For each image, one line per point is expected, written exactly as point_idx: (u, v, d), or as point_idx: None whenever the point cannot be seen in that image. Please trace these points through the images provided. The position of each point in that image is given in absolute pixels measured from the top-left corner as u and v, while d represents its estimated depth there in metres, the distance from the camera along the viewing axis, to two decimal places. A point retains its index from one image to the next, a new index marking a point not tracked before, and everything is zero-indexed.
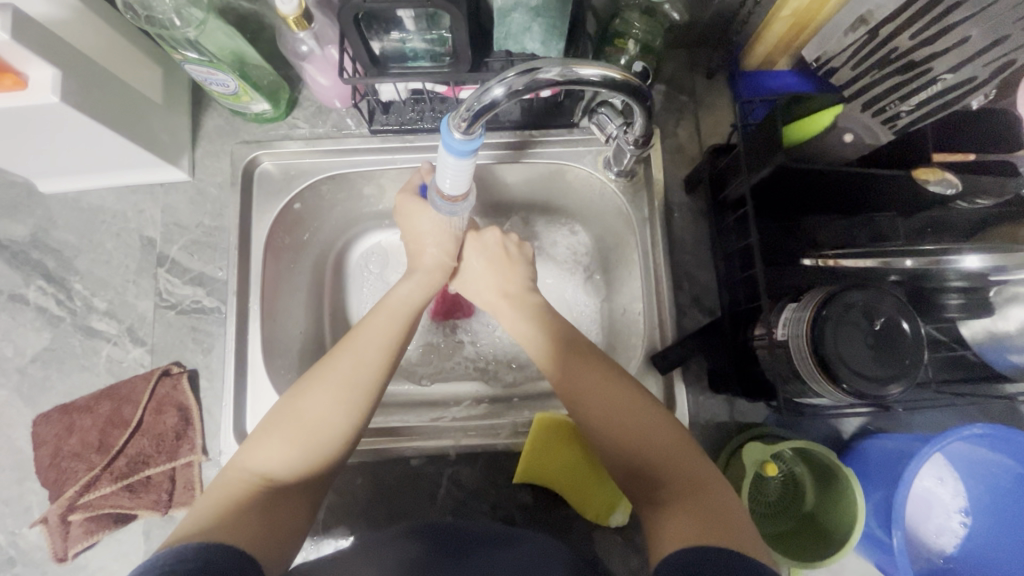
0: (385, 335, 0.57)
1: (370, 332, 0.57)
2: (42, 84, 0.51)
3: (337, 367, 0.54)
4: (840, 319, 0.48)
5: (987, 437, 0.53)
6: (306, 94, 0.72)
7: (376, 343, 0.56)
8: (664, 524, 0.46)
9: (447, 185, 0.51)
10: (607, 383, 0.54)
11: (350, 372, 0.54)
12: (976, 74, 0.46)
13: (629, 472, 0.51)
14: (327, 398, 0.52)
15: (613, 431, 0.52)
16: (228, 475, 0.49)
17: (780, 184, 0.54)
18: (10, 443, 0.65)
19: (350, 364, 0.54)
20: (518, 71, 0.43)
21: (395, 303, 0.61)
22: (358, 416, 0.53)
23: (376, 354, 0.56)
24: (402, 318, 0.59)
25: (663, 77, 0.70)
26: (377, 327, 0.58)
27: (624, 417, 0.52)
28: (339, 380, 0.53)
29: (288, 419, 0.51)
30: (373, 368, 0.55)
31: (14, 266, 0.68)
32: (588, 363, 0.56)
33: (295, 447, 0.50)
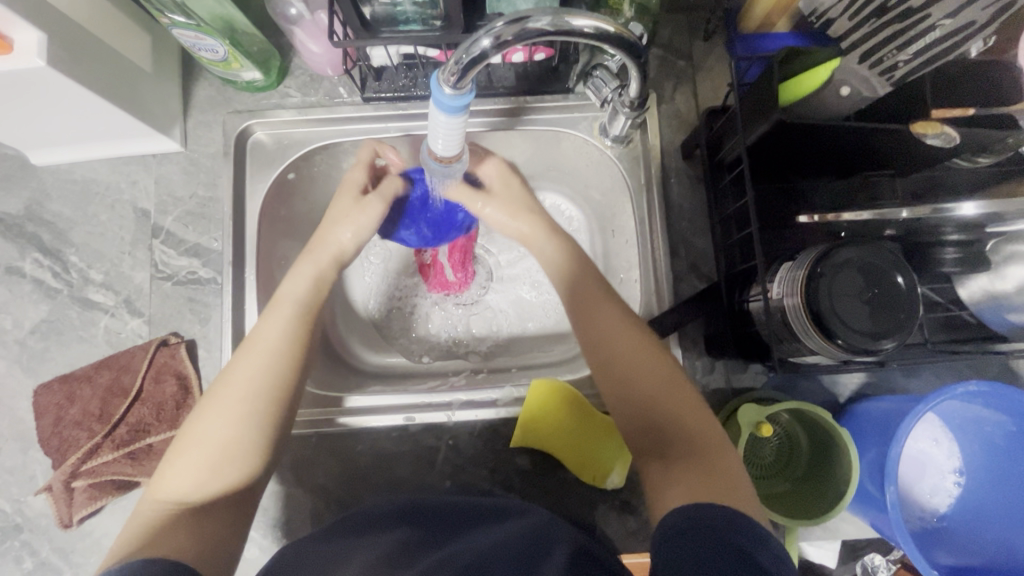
0: (283, 333, 0.56)
1: (263, 335, 0.56)
2: (27, 47, 0.51)
3: (234, 378, 0.53)
4: (834, 277, 0.48)
5: (981, 394, 0.54)
6: (298, 62, 0.71)
7: (271, 344, 0.55)
8: (665, 479, 0.48)
9: (439, 147, 0.50)
10: (624, 333, 0.56)
11: (248, 380, 0.53)
12: (976, 17, 0.47)
13: (637, 423, 0.53)
14: (229, 412, 0.52)
15: (627, 378, 0.54)
16: (145, 507, 0.49)
17: (777, 145, 0.53)
18: (12, 413, 0.65)
19: (250, 373, 0.54)
20: (506, 21, 0.42)
21: (289, 300, 0.59)
22: (267, 421, 0.53)
23: (273, 355, 0.55)
24: (299, 314, 0.58)
25: (659, 40, 0.69)
26: (269, 326, 0.56)
27: (639, 366, 0.54)
28: (237, 392, 0.53)
29: (193, 439, 0.51)
30: (271, 371, 0.54)
31: (9, 239, 0.68)
32: (606, 311, 0.57)
33: (207, 467, 0.50)
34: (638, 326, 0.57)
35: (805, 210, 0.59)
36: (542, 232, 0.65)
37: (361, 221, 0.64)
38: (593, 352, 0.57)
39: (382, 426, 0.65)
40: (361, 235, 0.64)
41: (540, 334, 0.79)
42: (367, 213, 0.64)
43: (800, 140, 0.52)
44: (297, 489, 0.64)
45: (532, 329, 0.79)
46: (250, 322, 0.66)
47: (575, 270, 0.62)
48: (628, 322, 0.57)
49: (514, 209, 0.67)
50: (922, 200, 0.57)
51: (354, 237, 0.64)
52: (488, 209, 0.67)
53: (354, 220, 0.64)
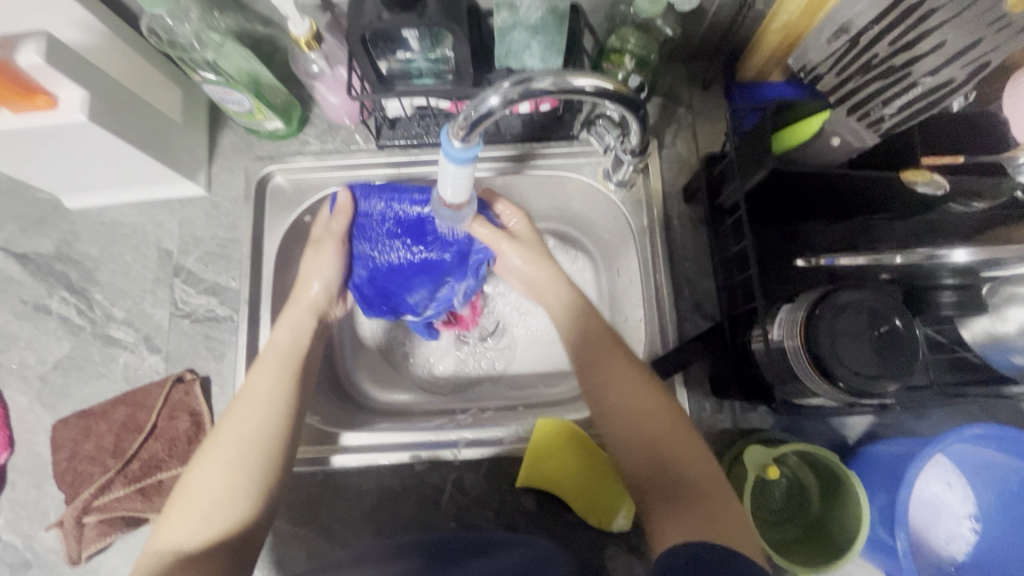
0: (269, 383, 0.59)
1: (251, 386, 0.59)
2: (71, 103, 0.55)
3: (225, 427, 0.56)
4: (834, 319, 0.48)
5: (990, 438, 0.53)
6: (317, 112, 0.75)
7: (259, 393, 0.58)
8: (667, 520, 0.50)
9: (448, 194, 0.53)
10: (624, 376, 0.57)
11: (240, 428, 0.56)
12: (954, 75, 0.48)
13: (644, 468, 0.54)
14: (222, 459, 0.54)
15: (633, 424, 0.55)
16: (148, 558, 0.50)
17: (773, 189, 0.55)
18: (30, 447, 0.67)
19: (239, 420, 0.56)
20: (513, 81, 0.45)
21: (275, 352, 0.62)
22: (257, 467, 0.54)
23: (261, 403, 0.58)
24: (284, 365, 0.61)
25: (659, 90, 0.72)
26: (257, 377, 0.60)
27: (643, 413, 0.55)
28: (230, 441, 0.55)
29: (189, 491, 0.53)
30: (260, 418, 0.57)
31: (38, 278, 0.72)
32: (609, 354, 0.59)
33: (203, 516, 0.51)
34: (638, 369, 0.58)
35: (804, 252, 0.60)
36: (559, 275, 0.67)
37: (326, 267, 0.69)
38: (599, 398, 0.58)
39: (389, 464, 0.65)
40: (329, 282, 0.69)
41: (544, 371, 0.79)
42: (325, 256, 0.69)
43: (795, 184, 0.54)
44: (303, 528, 0.64)
45: (534, 367, 0.80)
46: None
47: (582, 314, 0.63)
48: (627, 365, 0.58)
49: (533, 257, 0.68)
50: (920, 243, 0.58)
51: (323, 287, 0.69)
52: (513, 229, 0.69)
53: (318, 266, 0.69)
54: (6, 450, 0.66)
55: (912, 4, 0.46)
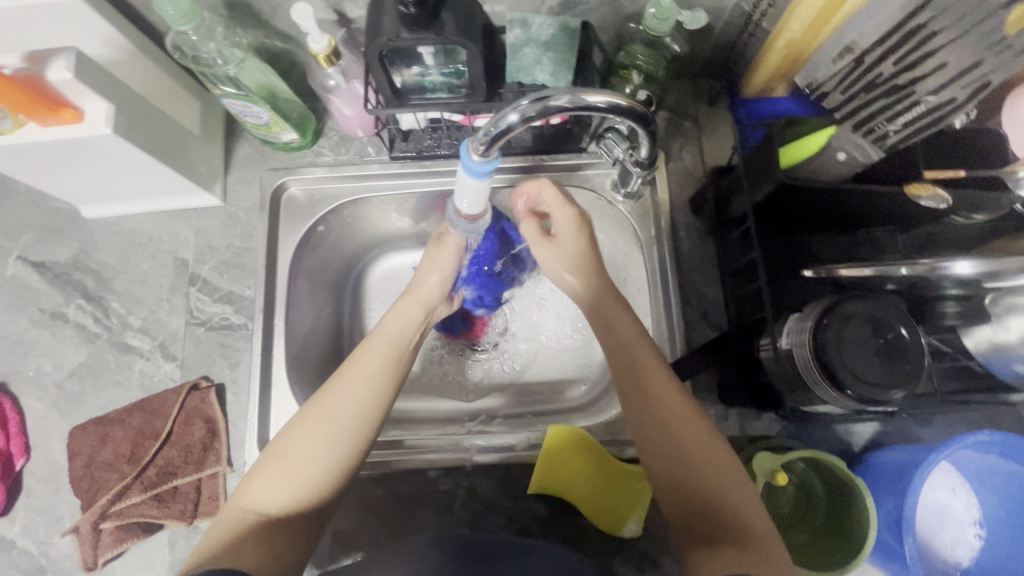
0: (376, 368, 0.59)
1: (359, 366, 0.59)
2: (96, 117, 0.56)
3: (329, 402, 0.56)
4: (841, 328, 0.50)
5: (994, 444, 0.54)
6: (331, 124, 0.77)
7: (365, 375, 0.58)
8: (704, 555, 0.48)
9: (464, 206, 0.55)
10: (671, 402, 0.56)
11: (342, 406, 0.55)
12: (955, 95, 0.50)
13: (680, 497, 0.53)
14: (321, 435, 0.54)
15: (672, 448, 0.54)
16: (230, 513, 0.51)
17: (780, 203, 0.57)
18: (45, 454, 0.68)
19: (346, 403, 0.56)
20: (531, 99, 0.46)
21: (383, 337, 0.62)
22: (351, 448, 0.54)
23: (367, 387, 0.57)
24: (390, 352, 0.61)
25: (667, 104, 0.74)
26: (366, 360, 0.59)
27: (685, 438, 0.54)
28: (333, 416, 0.55)
29: (282, 455, 0.53)
30: (364, 402, 0.56)
31: (56, 286, 0.73)
32: (661, 376, 0.58)
33: (290, 484, 0.52)
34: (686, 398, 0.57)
35: (810, 262, 0.62)
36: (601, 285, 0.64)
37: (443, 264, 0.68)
38: (638, 421, 0.57)
39: (403, 470, 0.66)
40: (447, 277, 0.68)
41: (552, 379, 0.80)
42: (446, 259, 0.68)
43: (800, 199, 0.56)
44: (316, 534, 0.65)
45: (543, 374, 0.81)
46: (279, 367, 0.69)
47: (621, 325, 0.61)
48: (676, 391, 0.57)
49: (570, 264, 0.66)
50: (923, 254, 0.60)
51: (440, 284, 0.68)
52: (568, 275, 0.66)
53: (437, 263, 0.67)
54: (23, 456, 0.67)
55: (917, 26, 0.48)
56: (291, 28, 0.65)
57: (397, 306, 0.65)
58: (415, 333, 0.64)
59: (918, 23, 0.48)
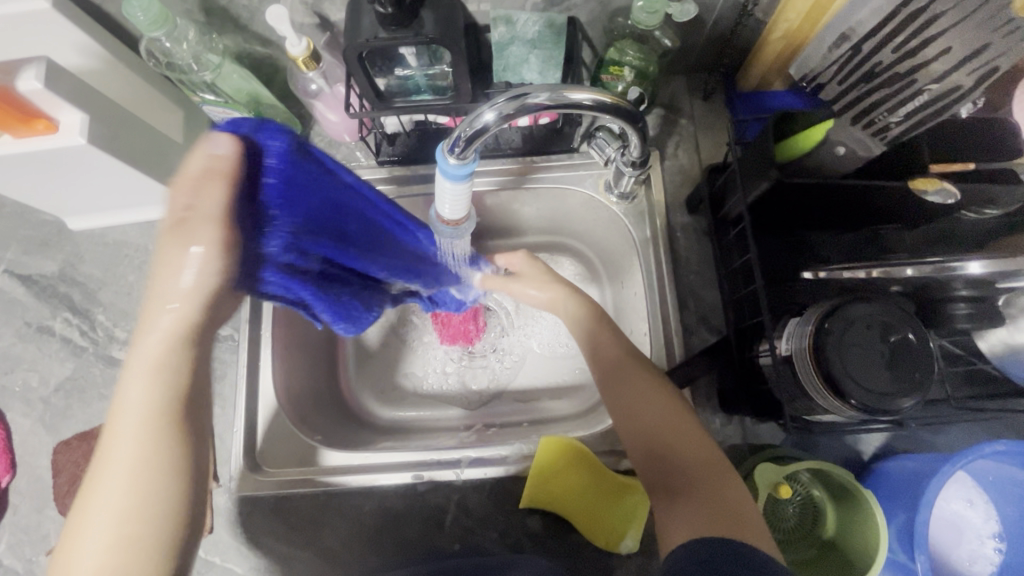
0: (136, 458, 0.39)
1: (113, 459, 0.39)
2: (71, 127, 0.55)
3: (90, 509, 0.39)
4: (843, 334, 0.47)
5: (1013, 454, 0.51)
6: (317, 129, 0.75)
7: (124, 458, 0.39)
8: (673, 518, 0.49)
9: (446, 211, 0.53)
10: (638, 380, 0.57)
11: (110, 525, 0.39)
12: (961, 82, 0.46)
13: (652, 467, 0.54)
14: (96, 553, 0.38)
15: (639, 421, 0.56)
16: None
17: (778, 200, 0.54)
18: (31, 471, 0.67)
19: (107, 508, 0.39)
20: (507, 96, 0.44)
21: (135, 408, 0.40)
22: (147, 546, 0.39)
23: (135, 486, 0.39)
24: (155, 425, 0.40)
25: (661, 101, 0.72)
26: (121, 451, 0.39)
27: (648, 409, 0.56)
28: (98, 544, 0.38)
29: None
30: (146, 506, 0.39)
31: (42, 299, 0.72)
32: (629, 360, 0.59)
33: None
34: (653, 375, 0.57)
35: (812, 262, 0.59)
36: (564, 292, 0.68)
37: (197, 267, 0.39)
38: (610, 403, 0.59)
39: (391, 484, 0.64)
40: (200, 282, 0.40)
41: (549, 386, 0.78)
42: (173, 259, 0.39)
43: (797, 195, 0.52)
44: (303, 551, 0.63)
45: (539, 381, 0.79)
46: (265, 379, 0.67)
47: (588, 322, 0.64)
48: (642, 370, 0.58)
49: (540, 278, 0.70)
50: (933, 251, 0.56)
51: (186, 300, 0.40)
52: (533, 290, 0.69)
53: (183, 265, 0.39)
54: (9, 473, 0.66)
55: (916, 10, 0.45)
56: (271, 33, 0.64)
57: (131, 351, 0.41)
58: (189, 374, 0.41)
59: (917, 8, 0.45)
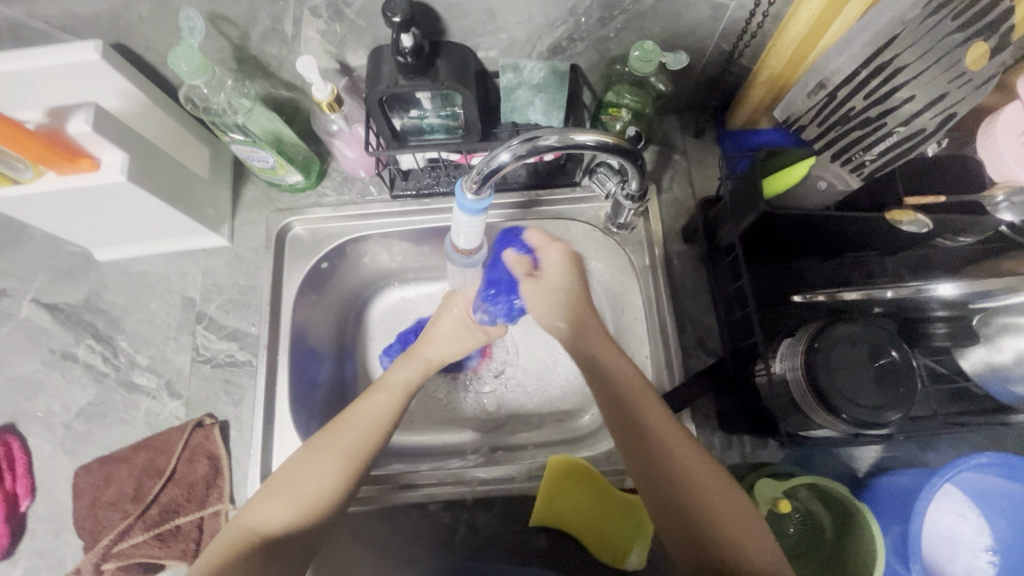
0: (383, 407, 0.62)
1: (365, 408, 0.62)
2: (112, 165, 0.59)
3: (333, 437, 0.58)
4: (831, 351, 0.51)
5: (998, 466, 0.54)
6: (334, 165, 0.80)
7: (374, 414, 0.61)
8: None
9: (461, 241, 0.57)
10: (676, 440, 0.54)
11: (350, 441, 0.58)
12: (925, 125, 0.52)
13: (688, 538, 0.50)
14: (325, 463, 0.56)
15: (679, 479, 0.52)
16: (230, 532, 0.54)
17: (767, 231, 0.59)
18: (49, 495, 0.68)
19: (354, 432, 0.59)
20: (521, 139, 0.49)
21: (396, 380, 0.66)
22: (353, 476, 0.57)
23: (371, 421, 0.60)
24: (399, 395, 0.64)
25: (656, 138, 0.77)
26: (376, 399, 0.63)
27: (692, 469, 0.52)
28: (342, 449, 0.58)
29: (290, 481, 0.56)
30: (370, 437, 0.59)
31: (67, 327, 0.75)
32: (663, 419, 0.55)
33: (288, 503, 0.54)
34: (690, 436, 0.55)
35: (802, 288, 0.62)
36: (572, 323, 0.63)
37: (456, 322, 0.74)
38: (637, 459, 0.55)
39: (407, 504, 0.66)
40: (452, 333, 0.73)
41: (554, 411, 0.81)
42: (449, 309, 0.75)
43: (785, 226, 0.57)
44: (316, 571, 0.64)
45: (543, 406, 0.81)
46: (282, 404, 0.70)
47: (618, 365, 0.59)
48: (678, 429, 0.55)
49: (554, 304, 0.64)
50: (913, 276, 0.61)
51: (453, 326, 0.74)
52: (560, 320, 0.63)
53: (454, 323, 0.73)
54: (28, 497, 0.68)
55: (882, 63, 0.52)
56: (296, 78, 0.69)
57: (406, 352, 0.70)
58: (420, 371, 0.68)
59: (882, 62, 0.52)
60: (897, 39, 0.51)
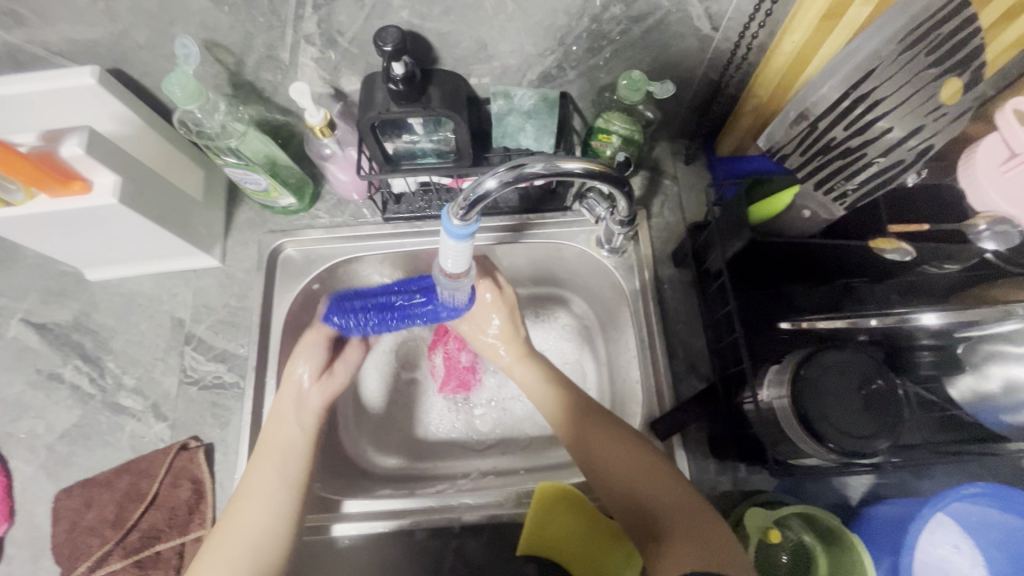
0: (286, 444, 0.63)
1: (267, 446, 0.63)
2: (104, 188, 0.60)
3: (244, 516, 0.58)
4: (817, 379, 0.51)
5: (988, 495, 0.54)
6: (328, 188, 0.80)
7: (283, 454, 0.62)
8: (670, 555, 0.50)
9: (448, 265, 0.57)
10: (612, 440, 0.60)
11: (261, 492, 0.60)
12: (903, 157, 0.52)
13: (635, 520, 0.56)
14: (233, 546, 0.57)
15: (614, 478, 0.58)
16: None
17: (753, 258, 0.59)
18: (29, 519, 0.67)
19: (263, 478, 0.60)
20: (507, 166, 0.49)
21: (296, 411, 0.66)
22: (281, 521, 0.59)
23: (275, 462, 0.62)
24: (302, 424, 0.65)
25: (646, 164, 0.78)
26: (274, 437, 0.63)
27: (624, 461, 0.58)
28: (255, 501, 0.59)
29: (215, 549, 0.57)
30: (281, 481, 0.61)
31: (55, 347, 0.74)
32: (597, 428, 0.62)
33: (221, 573, 0.55)
34: (626, 432, 0.60)
35: (792, 314, 0.63)
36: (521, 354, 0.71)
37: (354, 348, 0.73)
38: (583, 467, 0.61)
39: (395, 530, 0.65)
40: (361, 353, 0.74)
41: (544, 436, 0.80)
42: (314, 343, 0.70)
43: (771, 254, 0.58)
44: None
45: (532, 430, 0.81)
46: (270, 427, 0.69)
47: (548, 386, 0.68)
48: (615, 430, 0.61)
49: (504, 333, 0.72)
50: (904, 301, 0.61)
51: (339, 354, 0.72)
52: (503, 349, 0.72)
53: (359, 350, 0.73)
54: (7, 521, 0.66)
55: (859, 96, 0.53)
56: (291, 103, 0.70)
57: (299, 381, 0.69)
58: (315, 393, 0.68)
59: (859, 94, 0.53)
60: (872, 75, 0.52)
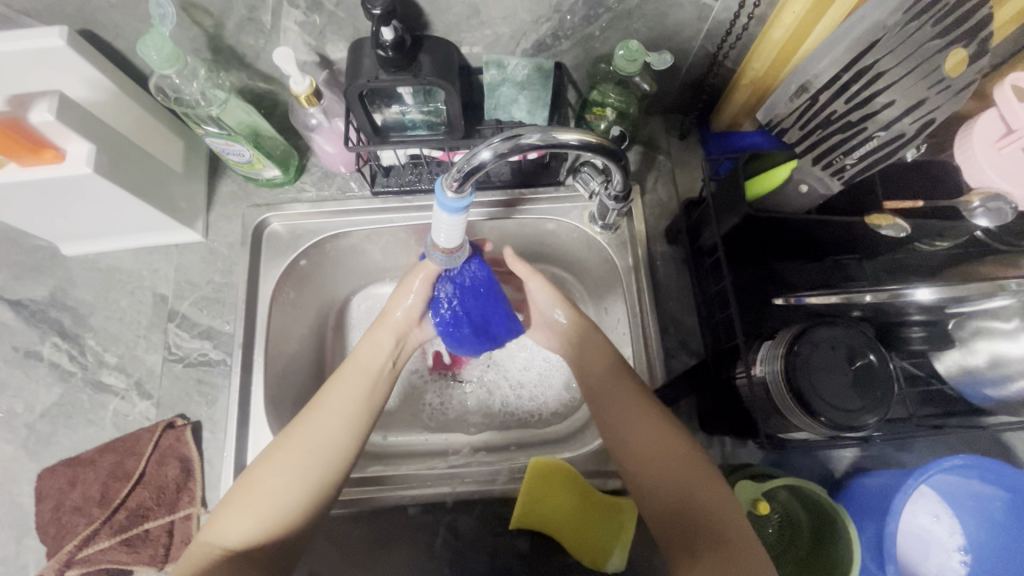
0: (348, 393, 0.61)
1: (340, 393, 0.61)
2: (77, 157, 0.57)
3: (305, 435, 0.57)
4: (812, 355, 0.51)
5: (972, 470, 0.55)
6: (314, 160, 0.78)
7: (342, 404, 0.60)
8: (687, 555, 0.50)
9: (442, 240, 0.56)
10: (646, 424, 0.59)
11: (316, 434, 0.57)
12: (905, 129, 0.50)
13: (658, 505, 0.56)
14: (290, 463, 0.55)
15: (641, 461, 0.57)
16: (197, 549, 0.51)
17: (749, 233, 0.59)
18: (10, 498, 0.66)
19: (321, 427, 0.58)
20: (503, 137, 0.48)
21: (357, 365, 0.64)
22: (329, 472, 0.56)
23: (340, 413, 0.59)
24: (369, 377, 0.64)
25: (641, 138, 0.77)
26: (341, 389, 0.61)
27: (651, 448, 0.57)
28: (307, 446, 0.56)
29: (246, 490, 0.54)
30: (340, 428, 0.58)
31: (31, 324, 0.72)
32: (636, 412, 0.60)
33: (255, 517, 0.52)
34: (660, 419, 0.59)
35: (783, 290, 0.63)
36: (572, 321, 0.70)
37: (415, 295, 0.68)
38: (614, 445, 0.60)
39: (390, 507, 0.65)
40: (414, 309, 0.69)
41: (536, 412, 0.80)
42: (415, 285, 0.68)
43: (765, 229, 0.57)
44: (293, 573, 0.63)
45: (524, 405, 0.80)
46: (258, 404, 0.68)
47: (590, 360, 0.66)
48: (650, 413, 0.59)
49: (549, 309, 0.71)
50: (891, 278, 0.62)
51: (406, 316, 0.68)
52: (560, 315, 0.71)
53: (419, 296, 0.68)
54: None
55: (862, 68, 0.52)
56: (274, 70, 0.67)
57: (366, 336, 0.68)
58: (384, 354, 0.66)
59: (862, 66, 0.52)
60: (877, 45, 0.51)
